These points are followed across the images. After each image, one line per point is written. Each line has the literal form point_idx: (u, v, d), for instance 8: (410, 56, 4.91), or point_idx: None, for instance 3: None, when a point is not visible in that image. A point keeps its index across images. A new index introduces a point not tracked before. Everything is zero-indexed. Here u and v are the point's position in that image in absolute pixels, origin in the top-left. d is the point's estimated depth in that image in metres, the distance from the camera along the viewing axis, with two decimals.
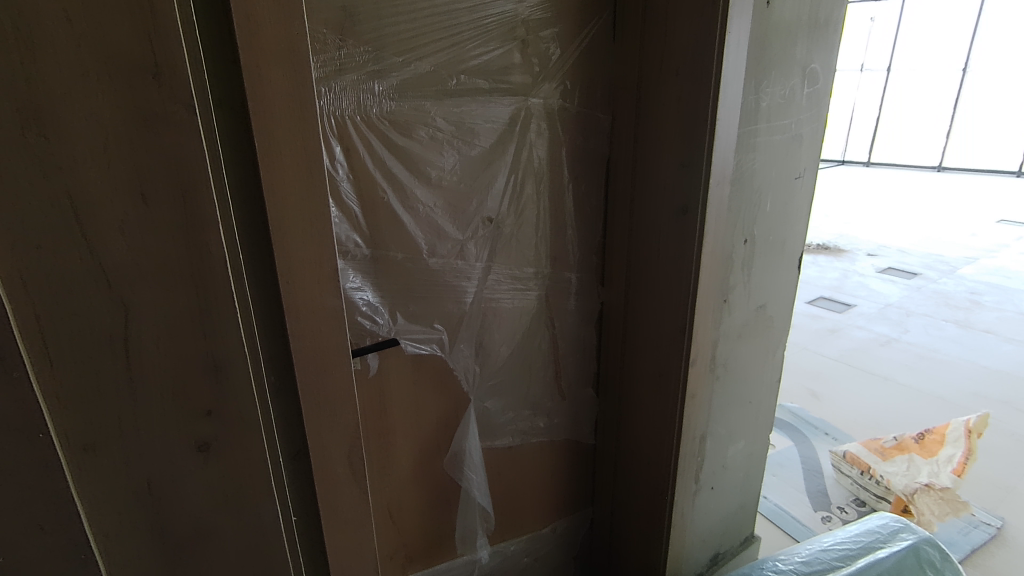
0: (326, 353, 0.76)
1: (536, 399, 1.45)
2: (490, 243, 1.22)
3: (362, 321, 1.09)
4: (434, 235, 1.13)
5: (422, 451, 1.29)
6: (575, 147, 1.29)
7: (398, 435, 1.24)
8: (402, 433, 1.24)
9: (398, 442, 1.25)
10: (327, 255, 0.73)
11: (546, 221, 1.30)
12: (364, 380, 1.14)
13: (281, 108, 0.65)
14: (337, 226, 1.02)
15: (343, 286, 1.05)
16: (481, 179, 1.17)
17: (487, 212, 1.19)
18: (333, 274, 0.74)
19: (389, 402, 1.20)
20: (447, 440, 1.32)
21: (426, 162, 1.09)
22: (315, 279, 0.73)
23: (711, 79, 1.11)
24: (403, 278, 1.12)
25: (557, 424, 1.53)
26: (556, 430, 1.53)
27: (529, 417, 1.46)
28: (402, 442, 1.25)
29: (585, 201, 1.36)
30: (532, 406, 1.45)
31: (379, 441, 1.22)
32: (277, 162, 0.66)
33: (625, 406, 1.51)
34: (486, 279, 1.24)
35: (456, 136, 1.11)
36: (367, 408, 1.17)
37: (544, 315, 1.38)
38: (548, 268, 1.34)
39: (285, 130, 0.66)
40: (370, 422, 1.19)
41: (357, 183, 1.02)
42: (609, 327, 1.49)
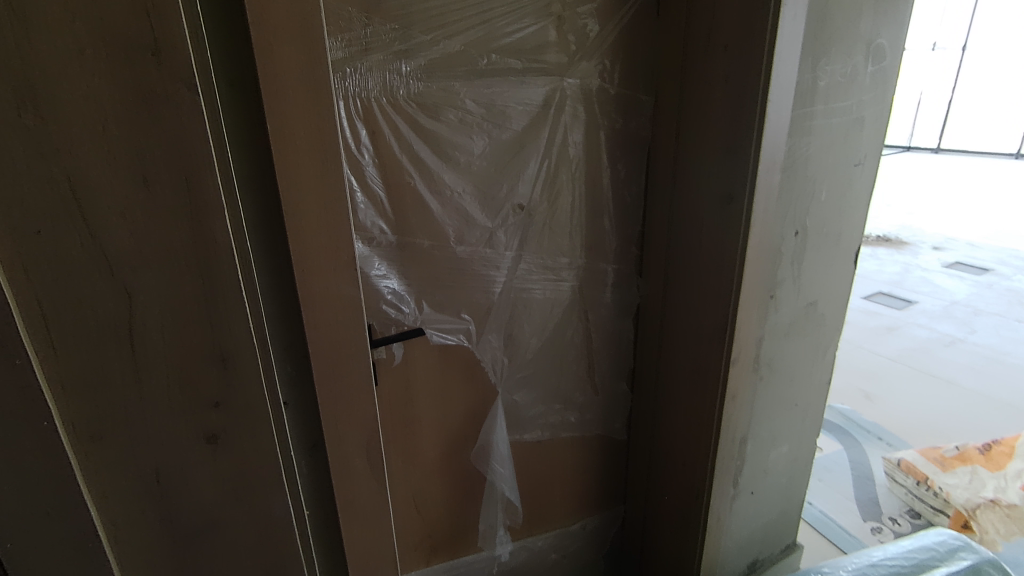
0: (342, 344, 0.74)
1: (567, 394, 1.40)
2: (520, 232, 1.17)
3: (387, 310, 1.07)
4: (463, 223, 1.09)
5: (447, 443, 1.27)
6: (613, 131, 1.23)
7: (423, 427, 1.22)
8: (427, 423, 1.22)
9: (424, 434, 1.23)
10: (343, 242, 0.70)
11: (581, 209, 1.24)
12: (389, 370, 1.12)
13: (294, 87, 0.62)
14: (362, 211, 0.99)
15: (368, 273, 1.03)
16: (513, 165, 1.12)
17: (517, 200, 1.14)
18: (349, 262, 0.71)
19: (415, 393, 1.18)
20: (474, 433, 1.29)
21: (455, 147, 1.05)
22: (329, 268, 0.70)
23: (763, 56, 1.02)
24: (428, 267, 1.09)
25: (588, 420, 1.47)
26: (588, 426, 1.48)
27: (559, 412, 1.41)
28: (427, 433, 1.23)
29: (623, 189, 1.30)
30: (563, 402, 1.40)
31: (404, 432, 1.20)
32: (290, 144, 0.63)
33: (661, 404, 1.45)
34: (516, 269, 1.20)
35: (488, 119, 1.06)
36: (393, 398, 1.15)
37: (577, 308, 1.32)
38: (583, 258, 1.29)
39: (299, 112, 0.63)
40: (396, 413, 1.17)
41: (382, 168, 0.99)
42: (645, 321, 1.42)
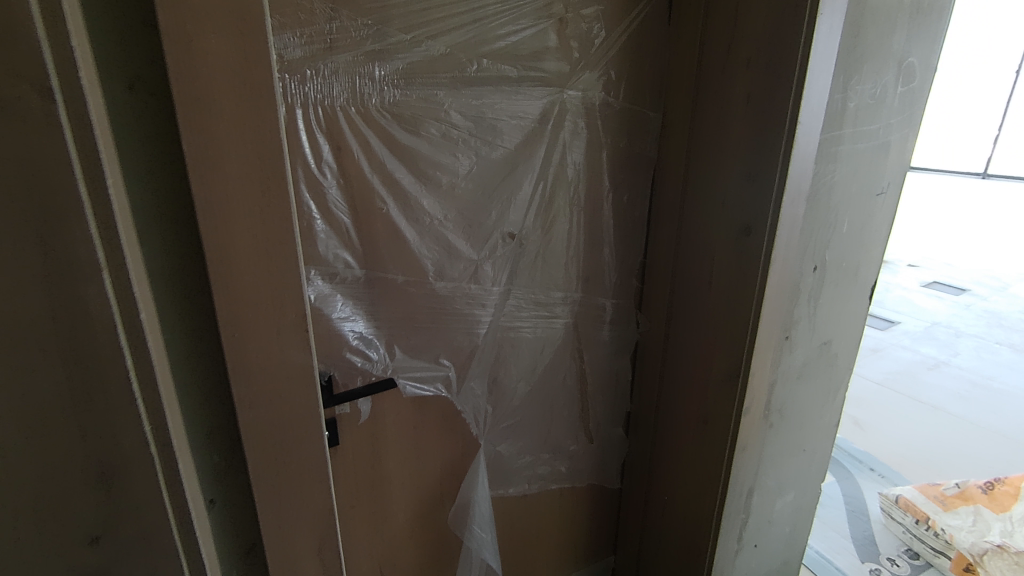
0: (288, 426, 0.57)
1: (558, 442, 1.24)
2: (510, 263, 1.02)
3: (352, 358, 0.90)
4: (445, 254, 0.93)
5: (421, 503, 1.10)
6: (617, 151, 1.08)
7: (393, 487, 1.05)
8: (398, 483, 1.05)
9: (395, 495, 1.06)
10: (289, 298, 0.54)
11: (578, 237, 1.09)
12: (354, 426, 0.95)
13: (223, 92, 0.46)
14: (323, 242, 0.82)
15: (328, 316, 0.85)
16: (504, 188, 0.96)
17: (508, 228, 0.99)
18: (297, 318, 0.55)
19: (384, 449, 1.01)
20: (452, 491, 1.13)
21: (436, 166, 0.89)
22: (270, 332, 0.54)
23: (794, 71, 0.89)
24: (402, 306, 0.93)
25: (580, 469, 1.32)
26: (579, 476, 1.33)
27: (549, 462, 1.25)
28: (398, 493, 1.06)
29: (625, 215, 1.15)
30: (554, 451, 1.25)
31: (371, 495, 1.03)
32: (217, 168, 0.47)
33: (659, 452, 1.30)
34: (504, 305, 1.04)
35: (476, 135, 0.90)
36: (358, 457, 0.98)
37: (571, 348, 1.17)
38: (579, 293, 1.14)
39: (229, 132, 0.47)
40: (361, 474, 1.00)
41: (350, 190, 0.83)
42: (645, 360, 1.28)
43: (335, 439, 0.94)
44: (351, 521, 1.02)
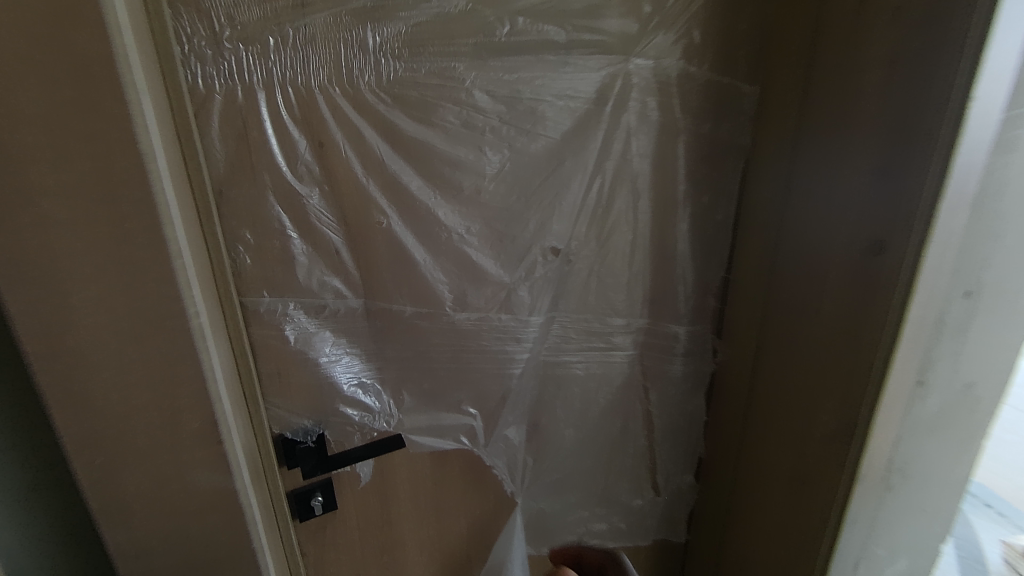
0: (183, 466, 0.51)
1: (613, 493, 1.02)
2: (554, 287, 0.79)
3: (347, 411, 0.71)
4: (464, 279, 0.72)
5: (443, 568, 0.92)
6: (699, 138, 0.82)
7: (409, 551, 0.87)
8: (415, 548, 0.87)
9: (412, 559, 0.88)
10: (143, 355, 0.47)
11: (646, 250, 0.85)
12: (354, 484, 0.78)
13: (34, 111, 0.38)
14: (304, 268, 0.63)
15: (313, 360, 0.67)
16: (544, 192, 0.73)
17: (551, 243, 0.76)
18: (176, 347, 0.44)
19: (396, 509, 0.83)
20: (481, 551, 0.94)
21: (456, 165, 0.66)
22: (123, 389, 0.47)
23: (973, 19, 0.58)
24: (412, 344, 0.72)
25: (639, 524, 1.09)
26: (638, 533, 1.10)
27: (602, 517, 1.03)
28: (415, 559, 0.88)
29: (706, 219, 0.90)
30: (609, 504, 1.03)
31: (382, 561, 0.85)
32: (50, 162, 0.40)
33: (736, 513, 1.04)
34: (546, 337, 0.83)
35: (509, 123, 0.68)
36: (363, 519, 0.81)
37: (632, 386, 0.94)
38: (645, 319, 0.90)
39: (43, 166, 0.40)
40: (369, 537, 0.83)
41: (334, 201, 0.62)
42: (723, 396, 1.03)
43: (332, 505, 0.76)
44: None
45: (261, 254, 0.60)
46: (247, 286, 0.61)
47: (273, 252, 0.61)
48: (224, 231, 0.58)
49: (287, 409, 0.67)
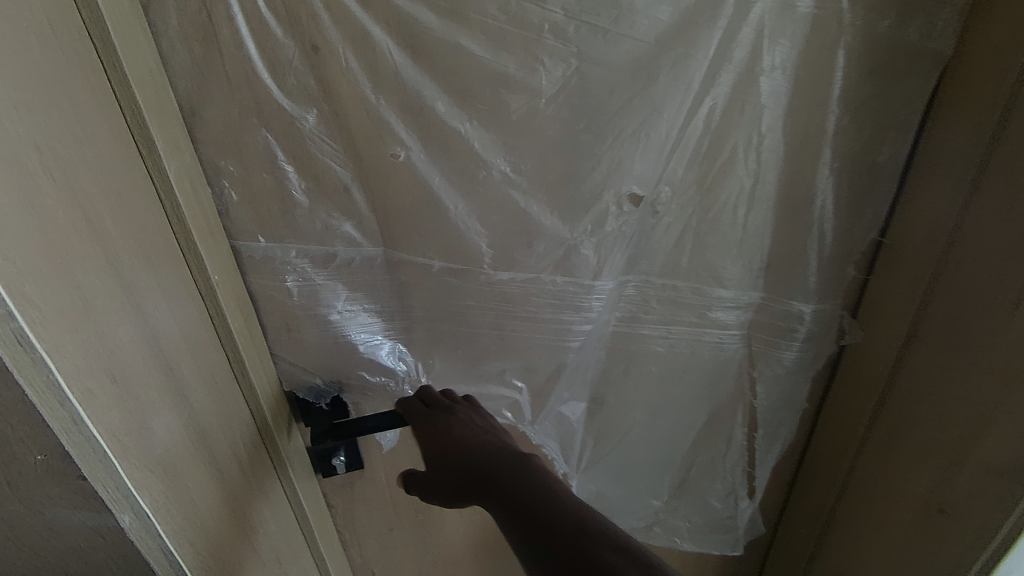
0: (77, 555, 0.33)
1: (691, 487, 0.86)
2: (631, 247, 0.60)
3: (366, 372, 0.62)
4: (506, 231, 0.56)
5: (485, 535, 0.84)
6: (874, 42, 0.56)
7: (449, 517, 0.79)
8: (451, 515, 0.79)
9: (450, 526, 0.80)
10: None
11: (770, 204, 0.62)
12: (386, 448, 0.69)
13: None
14: (305, 209, 0.51)
15: (322, 316, 0.57)
16: (624, 119, 0.52)
17: (631, 189, 0.56)
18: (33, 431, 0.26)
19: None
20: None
21: (497, 80, 0.49)
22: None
23: None
24: (443, 305, 0.59)
25: (725, 527, 0.91)
26: (724, 536, 0.92)
27: (679, 510, 0.88)
28: (452, 525, 0.81)
29: (870, 164, 0.63)
30: (690, 498, 0.87)
31: (417, 523, 0.79)
32: None
33: (837, 534, 0.84)
34: (615, 306, 0.65)
35: (579, 19, 0.48)
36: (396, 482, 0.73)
37: (728, 370, 0.74)
38: (757, 292, 0.68)
39: None
40: (402, 498, 0.76)
41: (336, 127, 0.48)
42: (844, 396, 0.79)
43: (357, 464, 0.66)
44: (395, 547, 0.80)
45: (252, 192, 0.49)
46: (238, 230, 0.50)
47: (266, 188, 0.49)
48: (201, 162, 0.46)
49: (296, 366, 0.59)
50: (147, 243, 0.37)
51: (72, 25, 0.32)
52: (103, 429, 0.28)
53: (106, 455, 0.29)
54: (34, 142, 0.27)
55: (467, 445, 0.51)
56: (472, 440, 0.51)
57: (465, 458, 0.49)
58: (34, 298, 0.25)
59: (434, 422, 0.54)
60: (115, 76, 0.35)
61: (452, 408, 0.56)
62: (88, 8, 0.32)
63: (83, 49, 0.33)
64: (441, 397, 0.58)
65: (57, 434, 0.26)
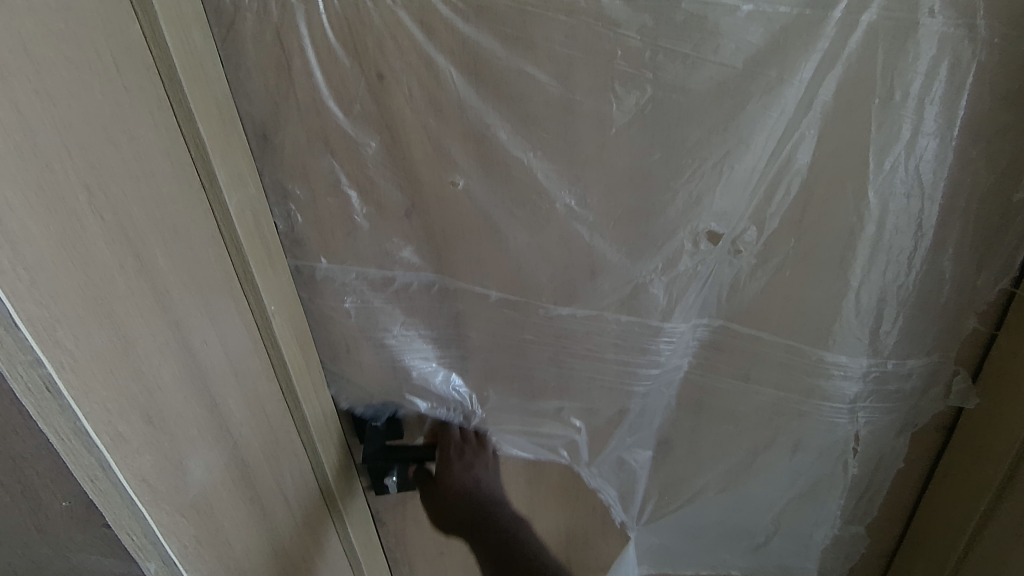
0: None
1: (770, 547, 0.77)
2: (707, 290, 0.55)
3: (418, 401, 0.60)
4: (568, 268, 0.53)
5: None
6: (1022, 62, 0.47)
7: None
8: None
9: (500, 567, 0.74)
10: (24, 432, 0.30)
11: (882, 248, 0.53)
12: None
13: None
14: (363, 235, 0.50)
15: (377, 340, 0.56)
16: (703, 152, 0.48)
17: (710, 226, 0.51)
18: (54, 464, 0.28)
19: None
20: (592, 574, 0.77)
21: (564, 110, 0.46)
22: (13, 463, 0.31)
23: None
24: (499, 338, 0.57)
25: None
26: None
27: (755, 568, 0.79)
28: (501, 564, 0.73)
29: (1004, 201, 0.53)
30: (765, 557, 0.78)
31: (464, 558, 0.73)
32: None
33: None
34: (687, 350, 0.59)
35: (655, 44, 0.44)
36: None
37: (824, 433, 0.65)
38: (863, 358, 0.59)
39: None
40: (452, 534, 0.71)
41: (396, 156, 0.47)
42: (958, 464, 0.68)
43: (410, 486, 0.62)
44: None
45: (315, 215, 0.48)
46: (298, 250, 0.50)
47: (326, 211, 0.48)
48: (266, 184, 0.47)
49: (351, 392, 0.58)
50: (204, 279, 0.36)
51: (142, 64, 0.31)
52: (130, 474, 0.30)
53: (133, 502, 0.31)
54: (86, 185, 0.28)
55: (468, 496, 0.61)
56: (481, 484, 0.62)
57: (470, 497, 0.62)
58: (66, 344, 0.27)
59: (460, 448, 0.62)
60: (182, 113, 0.33)
61: (474, 450, 0.63)
62: (159, 49, 0.31)
63: (151, 87, 0.31)
64: (476, 437, 0.63)
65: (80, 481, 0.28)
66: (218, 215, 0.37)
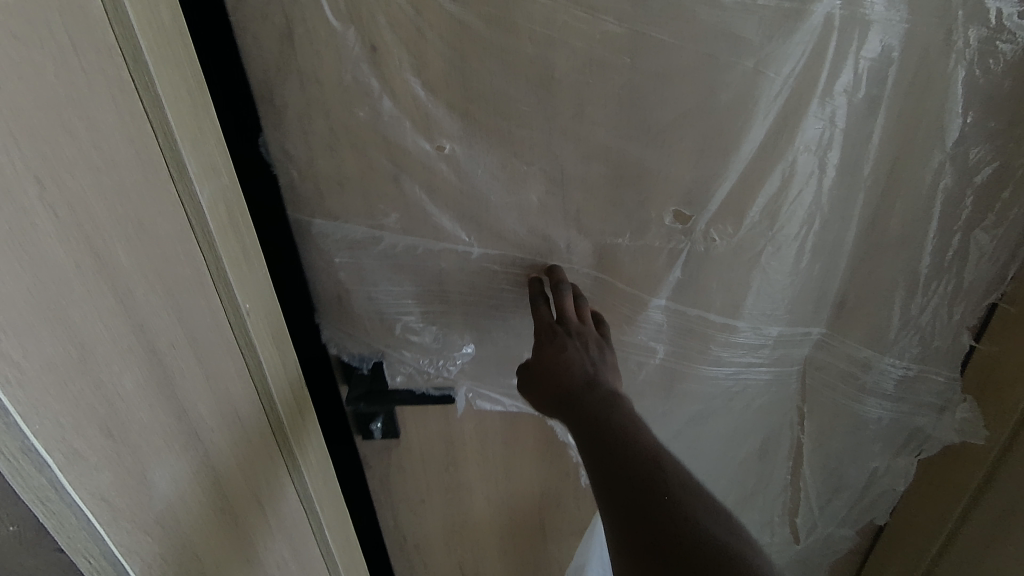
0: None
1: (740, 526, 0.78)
2: (686, 275, 0.53)
3: (405, 355, 0.58)
4: (536, 248, 0.51)
5: (516, 536, 0.76)
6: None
7: (482, 521, 0.74)
8: (481, 509, 0.72)
9: (479, 522, 0.74)
10: None
11: (865, 238, 0.53)
12: (427, 443, 0.65)
13: None
14: (347, 204, 0.47)
15: (369, 298, 0.53)
16: (673, 137, 0.45)
17: (673, 206, 0.49)
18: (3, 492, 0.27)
19: (467, 481, 0.69)
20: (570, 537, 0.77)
21: (545, 94, 0.43)
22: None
23: None
24: (487, 305, 0.55)
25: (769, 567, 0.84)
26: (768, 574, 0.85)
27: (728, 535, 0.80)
28: (482, 520, 0.73)
29: (999, 201, 0.52)
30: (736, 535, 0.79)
31: (447, 516, 0.73)
32: None
33: None
34: (663, 336, 0.57)
35: (636, 27, 0.40)
36: (431, 482, 0.69)
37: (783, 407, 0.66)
38: (818, 328, 0.59)
39: None
40: (432, 496, 0.70)
41: (369, 135, 0.44)
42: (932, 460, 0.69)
43: (393, 432, 0.63)
44: (431, 544, 0.76)
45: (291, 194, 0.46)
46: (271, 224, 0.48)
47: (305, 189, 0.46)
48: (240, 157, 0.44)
49: (341, 339, 0.56)
50: (171, 275, 0.33)
51: (101, 44, 0.27)
52: (87, 494, 0.31)
53: (90, 523, 0.31)
54: (35, 174, 0.26)
55: (561, 382, 0.42)
56: (581, 371, 0.42)
57: (563, 388, 0.42)
58: (12, 355, 0.26)
59: (552, 331, 0.45)
60: (148, 96, 0.30)
61: (574, 322, 0.45)
62: (121, 25, 0.27)
63: (111, 66, 0.28)
64: (581, 310, 0.47)
65: (29, 505, 0.28)
66: (187, 208, 0.34)
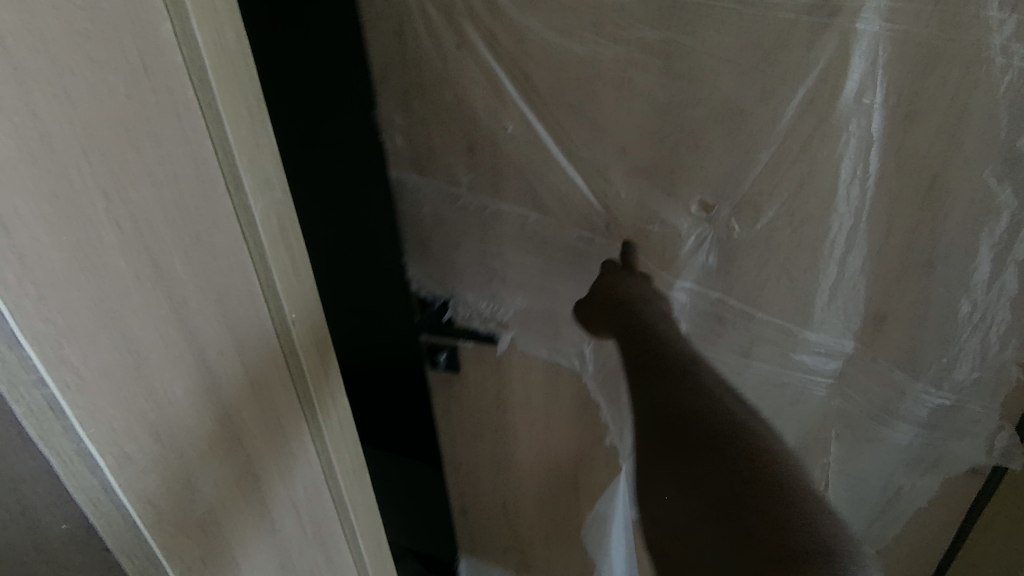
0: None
1: None
2: (720, 257, 0.51)
3: (465, 299, 0.62)
4: (566, 226, 0.53)
5: (554, 492, 0.80)
6: None
7: (521, 465, 0.79)
8: (522, 453, 0.77)
9: (522, 467, 0.79)
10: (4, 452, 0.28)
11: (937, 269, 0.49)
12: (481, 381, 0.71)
13: None
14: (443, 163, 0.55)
15: (441, 240, 0.59)
16: (700, 131, 0.45)
17: (699, 195, 0.49)
18: (58, 490, 0.29)
19: (512, 424, 0.74)
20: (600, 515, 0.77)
21: (586, 95, 0.47)
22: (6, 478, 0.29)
23: None
24: (536, 263, 0.56)
25: None
26: None
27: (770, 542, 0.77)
28: (524, 465, 0.78)
29: None
30: None
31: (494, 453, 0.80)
32: None
33: None
34: (686, 319, 0.55)
35: (666, 36, 0.43)
36: (483, 418, 0.75)
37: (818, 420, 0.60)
38: (849, 339, 0.54)
39: None
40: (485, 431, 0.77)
41: (453, 129, 0.52)
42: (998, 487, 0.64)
43: (456, 364, 0.69)
44: (482, 476, 0.84)
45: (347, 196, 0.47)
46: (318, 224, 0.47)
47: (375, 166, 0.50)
48: None
49: (423, 275, 0.62)
50: (224, 287, 0.34)
51: (169, 65, 0.29)
52: (134, 497, 0.32)
53: (135, 526, 0.32)
54: (103, 189, 0.27)
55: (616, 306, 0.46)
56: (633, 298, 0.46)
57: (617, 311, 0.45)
58: (73, 359, 0.28)
59: (615, 270, 0.50)
60: (210, 113, 0.31)
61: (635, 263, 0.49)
62: (188, 47, 0.29)
63: (176, 87, 0.29)
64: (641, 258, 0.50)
65: (81, 505, 0.30)
66: (241, 221, 0.34)
